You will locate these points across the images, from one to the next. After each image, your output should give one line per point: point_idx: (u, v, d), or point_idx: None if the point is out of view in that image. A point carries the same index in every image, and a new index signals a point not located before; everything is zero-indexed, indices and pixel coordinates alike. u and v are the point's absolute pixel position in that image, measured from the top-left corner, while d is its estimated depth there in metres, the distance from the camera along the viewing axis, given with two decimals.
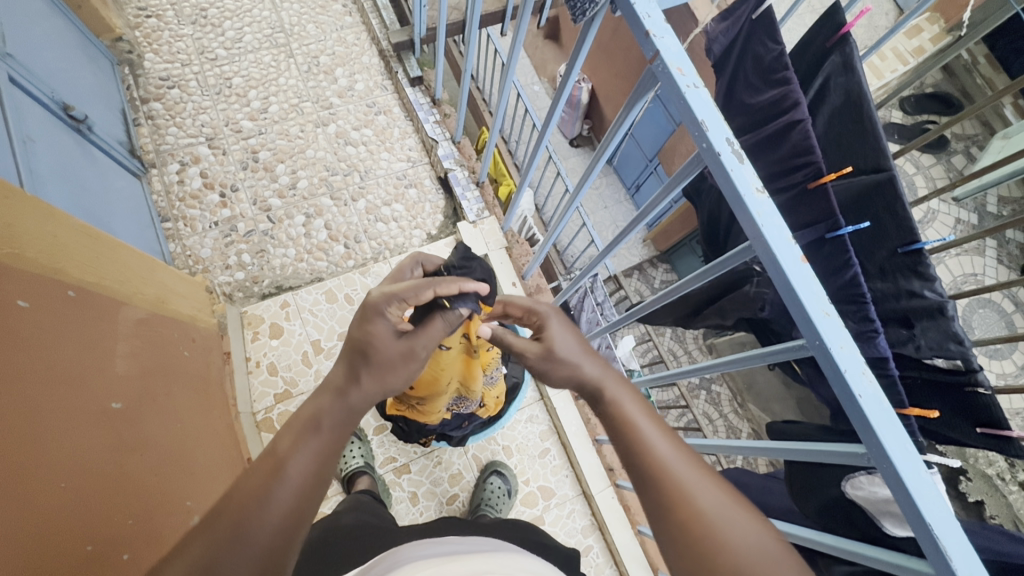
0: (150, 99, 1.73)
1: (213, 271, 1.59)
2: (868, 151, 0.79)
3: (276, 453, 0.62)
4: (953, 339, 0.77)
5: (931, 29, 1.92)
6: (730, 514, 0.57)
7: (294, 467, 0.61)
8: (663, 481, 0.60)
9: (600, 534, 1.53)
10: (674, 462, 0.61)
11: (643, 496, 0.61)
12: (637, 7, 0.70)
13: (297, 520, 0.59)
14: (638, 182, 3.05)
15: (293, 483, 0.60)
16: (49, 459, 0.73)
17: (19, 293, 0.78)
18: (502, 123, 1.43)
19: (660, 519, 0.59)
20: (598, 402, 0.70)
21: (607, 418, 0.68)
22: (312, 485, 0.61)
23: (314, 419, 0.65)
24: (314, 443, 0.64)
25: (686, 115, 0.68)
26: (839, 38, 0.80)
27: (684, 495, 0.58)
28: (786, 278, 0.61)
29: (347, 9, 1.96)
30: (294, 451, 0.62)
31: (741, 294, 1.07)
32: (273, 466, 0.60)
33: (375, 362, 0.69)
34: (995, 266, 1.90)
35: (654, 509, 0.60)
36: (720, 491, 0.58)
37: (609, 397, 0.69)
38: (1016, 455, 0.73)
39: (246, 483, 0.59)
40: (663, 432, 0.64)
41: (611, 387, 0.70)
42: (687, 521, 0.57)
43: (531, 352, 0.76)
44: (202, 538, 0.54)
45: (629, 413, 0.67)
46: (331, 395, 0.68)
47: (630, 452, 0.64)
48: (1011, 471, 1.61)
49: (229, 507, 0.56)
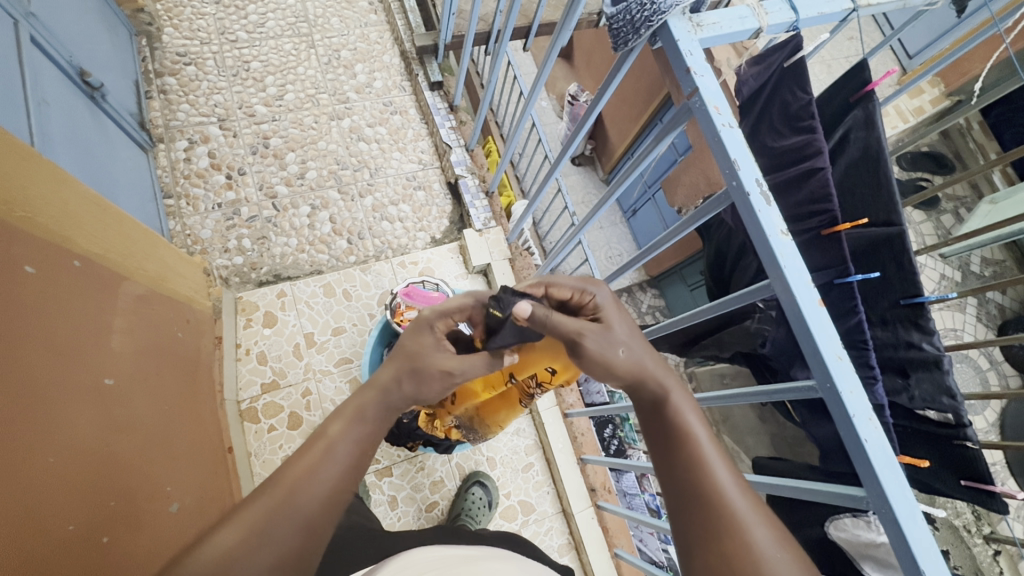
0: (165, 74, 1.71)
1: (211, 253, 1.56)
2: (882, 205, 0.82)
3: (327, 434, 0.62)
4: (944, 393, 0.80)
5: (932, 92, 2.00)
6: (783, 556, 0.51)
7: (342, 450, 0.61)
8: (715, 503, 0.55)
9: (575, 554, 1.54)
10: (730, 488, 0.55)
11: (684, 516, 0.56)
12: (680, 44, 0.73)
13: (340, 496, 0.59)
14: (634, 207, 3.04)
15: (341, 460, 0.61)
16: (39, 433, 0.71)
17: (26, 259, 0.77)
18: (514, 150, 1.43)
19: (698, 545, 0.54)
20: (656, 404, 0.64)
21: (663, 425, 0.62)
22: (353, 468, 0.61)
23: (362, 409, 0.66)
24: (361, 429, 0.64)
25: (720, 154, 0.71)
26: (864, 94, 0.82)
27: (737, 525, 0.53)
28: (804, 320, 0.63)
29: (373, 7, 1.97)
30: (344, 435, 0.63)
31: (742, 328, 1.09)
32: (322, 445, 0.61)
33: (420, 372, 0.70)
34: (975, 324, 1.97)
35: (695, 532, 0.55)
36: (775, 529, 0.53)
37: (669, 403, 0.63)
38: (995, 509, 0.76)
39: (299, 459, 0.59)
40: (722, 454, 0.58)
41: (675, 395, 0.63)
42: (736, 554, 0.51)
43: (589, 332, 0.66)
44: (265, 499, 0.55)
45: (688, 422, 0.61)
46: (376, 390, 0.68)
47: (684, 468, 0.58)
48: (976, 524, 1.66)
49: (282, 475, 0.57)
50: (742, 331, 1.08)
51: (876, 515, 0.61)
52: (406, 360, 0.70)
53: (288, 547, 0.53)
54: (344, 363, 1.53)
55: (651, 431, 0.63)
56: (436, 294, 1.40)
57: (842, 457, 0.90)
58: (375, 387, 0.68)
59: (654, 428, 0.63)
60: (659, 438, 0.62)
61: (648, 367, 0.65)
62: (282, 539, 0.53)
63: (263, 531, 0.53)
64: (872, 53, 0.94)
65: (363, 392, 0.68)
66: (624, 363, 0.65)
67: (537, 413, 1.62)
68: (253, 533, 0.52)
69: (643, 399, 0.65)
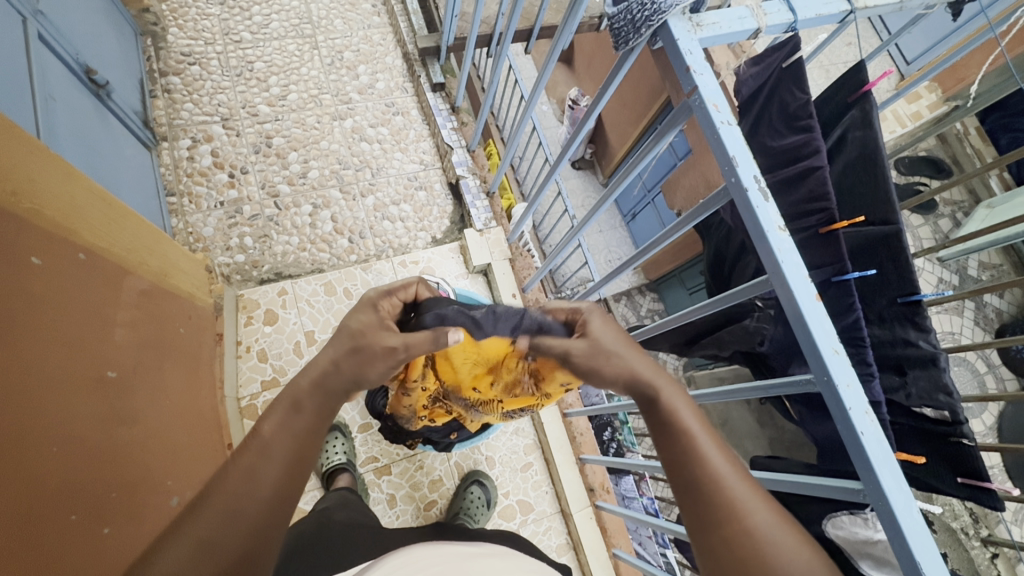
0: (170, 73, 1.72)
1: (213, 250, 1.57)
2: (879, 204, 0.84)
3: (260, 434, 0.59)
4: (942, 390, 0.81)
5: (930, 97, 2.02)
6: (783, 538, 0.52)
7: (280, 447, 0.58)
8: (714, 494, 0.55)
9: (574, 554, 1.54)
10: (729, 475, 0.56)
11: (687, 507, 0.57)
12: (680, 43, 0.74)
13: (290, 491, 0.57)
14: (633, 211, 3.02)
15: (280, 456, 0.58)
16: (43, 422, 0.72)
17: (33, 250, 0.78)
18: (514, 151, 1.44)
19: (702, 531, 0.55)
20: (649, 403, 0.63)
21: (656, 421, 0.62)
22: (291, 463, 0.58)
23: (292, 402, 0.61)
24: (297, 424, 0.61)
25: (718, 151, 0.72)
26: (861, 95, 0.83)
27: (737, 511, 0.54)
28: (802, 315, 0.64)
29: (376, 10, 1.99)
30: (278, 434, 0.59)
31: (740, 328, 1.10)
32: (251, 447, 0.57)
33: (364, 355, 0.65)
34: (972, 327, 1.98)
35: (698, 521, 0.56)
36: (772, 510, 0.54)
37: (662, 399, 0.62)
38: (994, 506, 0.76)
39: (235, 467, 0.56)
40: (716, 442, 0.59)
41: (665, 392, 0.63)
42: (738, 537, 0.53)
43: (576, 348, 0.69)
44: (205, 514, 0.53)
45: (682, 416, 0.61)
46: (313, 376, 0.63)
47: (680, 461, 0.59)
48: (974, 527, 1.66)
49: (220, 484, 0.54)
50: (741, 330, 1.09)
51: (873, 509, 0.62)
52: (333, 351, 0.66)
53: (236, 550, 0.52)
54: None
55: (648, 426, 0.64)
56: (437, 292, 1.41)
57: (841, 456, 0.90)
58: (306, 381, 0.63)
59: (652, 425, 0.63)
60: (657, 433, 0.62)
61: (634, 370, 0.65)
62: (230, 548, 0.52)
63: (207, 540, 0.51)
64: (870, 59, 0.93)
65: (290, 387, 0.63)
66: (614, 372, 0.66)
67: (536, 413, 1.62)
68: (197, 545, 0.51)
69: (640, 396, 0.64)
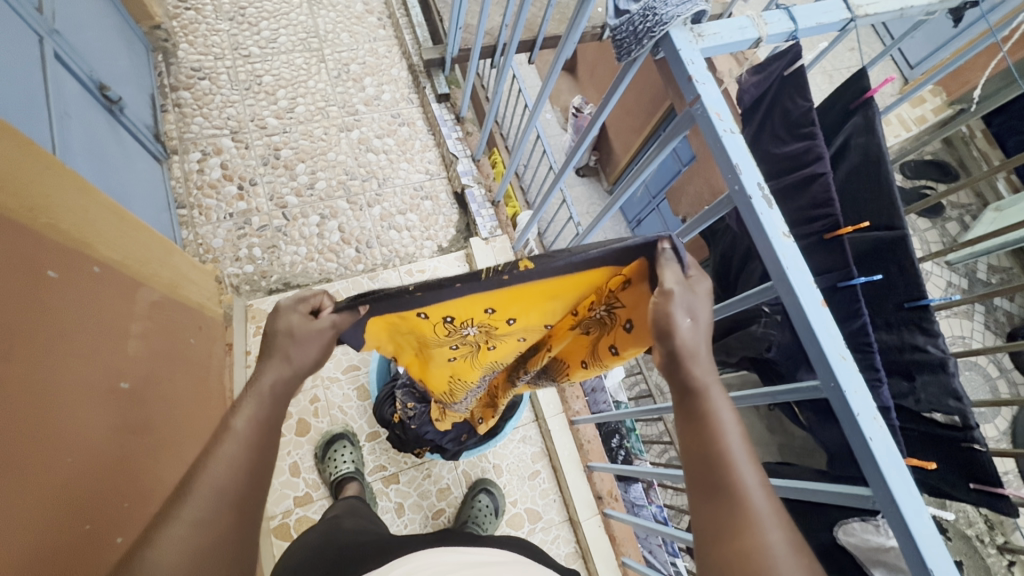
0: (180, 88, 1.76)
1: (223, 261, 1.60)
2: (883, 209, 0.84)
3: (230, 427, 0.51)
4: (952, 396, 0.80)
5: (934, 101, 2.02)
6: (797, 563, 0.48)
7: (254, 434, 0.51)
8: (735, 499, 0.52)
9: (583, 563, 1.53)
10: (752, 487, 0.53)
11: (702, 504, 0.54)
12: (682, 53, 0.75)
13: (262, 480, 0.50)
14: (638, 218, 3.00)
15: (248, 440, 0.51)
16: (60, 435, 0.73)
17: (49, 263, 0.80)
18: (519, 161, 1.44)
19: (713, 533, 0.52)
20: (684, 394, 0.61)
21: (692, 413, 0.59)
22: (264, 458, 0.51)
23: (263, 401, 0.55)
24: (266, 410, 0.54)
25: (721, 159, 0.73)
26: (863, 101, 0.84)
27: (754, 522, 0.51)
28: (807, 320, 0.64)
29: (382, 23, 2.02)
30: (250, 423, 0.52)
31: (746, 334, 1.07)
32: (230, 442, 0.50)
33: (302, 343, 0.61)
34: (983, 331, 1.96)
35: (711, 523, 0.53)
36: (793, 536, 0.50)
37: (703, 394, 0.59)
38: (1007, 513, 0.76)
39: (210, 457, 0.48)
40: (751, 453, 0.55)
41: (710, 389, 0.60)
42: (749, 547, 0.49)
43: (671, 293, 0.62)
44: (198, 502, 0.45)
45: (719, 416, 0.58)
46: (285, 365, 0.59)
47: (705, 458, 0.56)
48: (989, 533, 1.64)
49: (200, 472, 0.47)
50: (747, 336, 1.05)
51: (883, 515, 0.62)
52: (285, 338, 0.60)
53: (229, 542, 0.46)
54: (352, 370, 1.55)
55: (678, 420, 0.61)
56: None
57: (851, 461, 0.89)
58: (268, 378, 0.57)
59: (685, 416, 0.60)
60: (688, 426, 0.59)
61: (695, 357, 0.62)
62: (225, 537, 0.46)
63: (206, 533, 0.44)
64: (873, 63, 0.92)
65: (259, 384, 0.56)
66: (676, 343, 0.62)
67: (544, 421, 1.62)
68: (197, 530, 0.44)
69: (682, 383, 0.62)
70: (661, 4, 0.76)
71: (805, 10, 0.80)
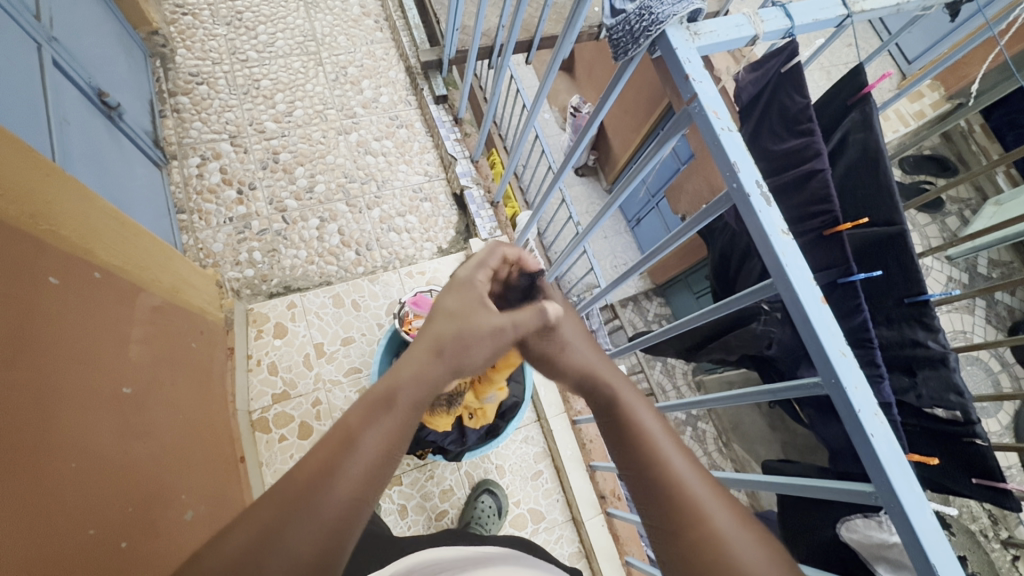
0: (178, 93, 1.76)
1: (223, 266, 1.60)
2: (882, 204, 0.84)
3: (354, 438, 0.58)
4: (953, 390, 0.81)
5: (932, 95, 2.02)
6: (743, 537, 0.54)
7: (366, 451, 0.57)
8: (679, 498, 0.57)
9: (587, 562, 1.53)
10: (689, 476, 0.58)
11: (653, 511, 0.58)
12: (678, 52, 0.75)
13: (362, 500, 0.56)
14: (638, 216, 2.99)
15: (364, 457, 0.57)
16: (63, 440, 0.73)
17: (50, 270, 0.80)
18: (517, 161, 1.44)
19: (669, 533, 0.56)
20: (608, 405, 0.66)
21: (619, 427, 0.64)
22: (374, 476, 0.57)
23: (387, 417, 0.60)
24: (387, 424, 0.60)
25: (719, 157, 0.73)
26: (860, 97, 0.84)
27: (698, 514, 0.55)
28: (807, 317, 0.64)
29: (379, 25, 2.02)
30: (368, 439, 0.58)
31: (748, 331, 1.09)
32: (346, 454, 0.57)
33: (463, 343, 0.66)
34: (984, 325, 1.96)
35: (663, 525, 0.57)
36: (734, 512, 0.56)
37: (622, 408, 0.65)
38: (1010, 507, 0.76)
39: (311, 464, 0.56)
40: (677, 450, 0.61)
41: (627, 401, 0.65)
42: (700, 537, 0.54)
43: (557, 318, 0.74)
44: (270, 513, 0.53)
45: (642, 423, 0.63)
46: (410, 373, 0.63)
47: (642, 468, 0.60)
48: (993, 528, 1.64)
49: (293, 483, 0.54)
50: (748, 333, 1.08)
51: (886, 511, 0.61)
52: (455, 340, 0.65)
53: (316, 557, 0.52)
54: (354, 372, 1.55)
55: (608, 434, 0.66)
56: None
57: (853, 457, 0.89)
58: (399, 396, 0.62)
59: (612, 430, 0.65)
60: (619, 440, 0.64)
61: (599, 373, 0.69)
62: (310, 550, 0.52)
63: (277, 538, 0.51)
64: (869, 59, 0.91)
65: (391, 404, 0.61)
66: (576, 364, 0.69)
67: (546, 421, 1.62)
68: (269, 534, 0.51)
69: (601, 399, 0.67)
70: (657, 3, 0.76)
71: (801, 7, 0.80)
